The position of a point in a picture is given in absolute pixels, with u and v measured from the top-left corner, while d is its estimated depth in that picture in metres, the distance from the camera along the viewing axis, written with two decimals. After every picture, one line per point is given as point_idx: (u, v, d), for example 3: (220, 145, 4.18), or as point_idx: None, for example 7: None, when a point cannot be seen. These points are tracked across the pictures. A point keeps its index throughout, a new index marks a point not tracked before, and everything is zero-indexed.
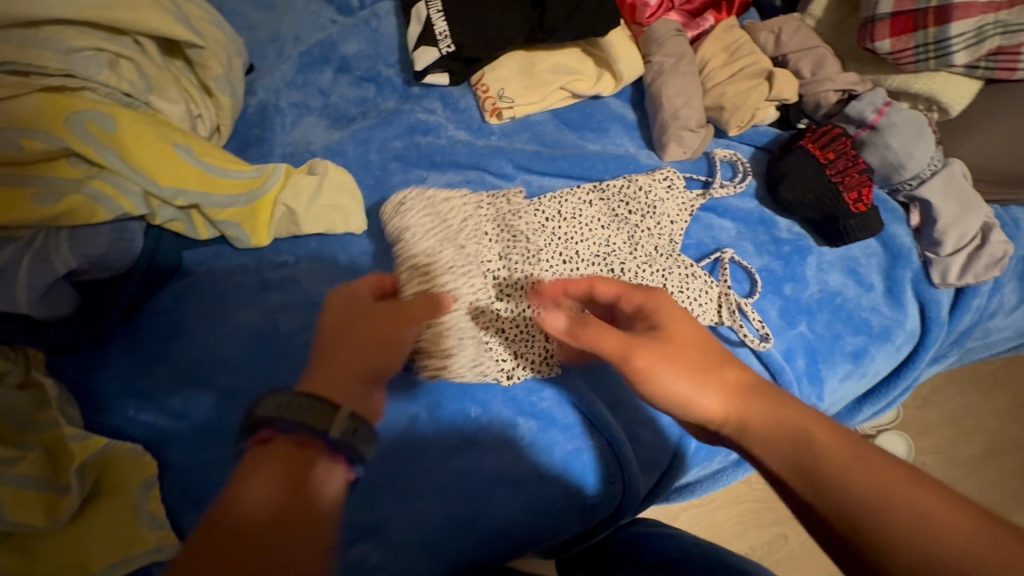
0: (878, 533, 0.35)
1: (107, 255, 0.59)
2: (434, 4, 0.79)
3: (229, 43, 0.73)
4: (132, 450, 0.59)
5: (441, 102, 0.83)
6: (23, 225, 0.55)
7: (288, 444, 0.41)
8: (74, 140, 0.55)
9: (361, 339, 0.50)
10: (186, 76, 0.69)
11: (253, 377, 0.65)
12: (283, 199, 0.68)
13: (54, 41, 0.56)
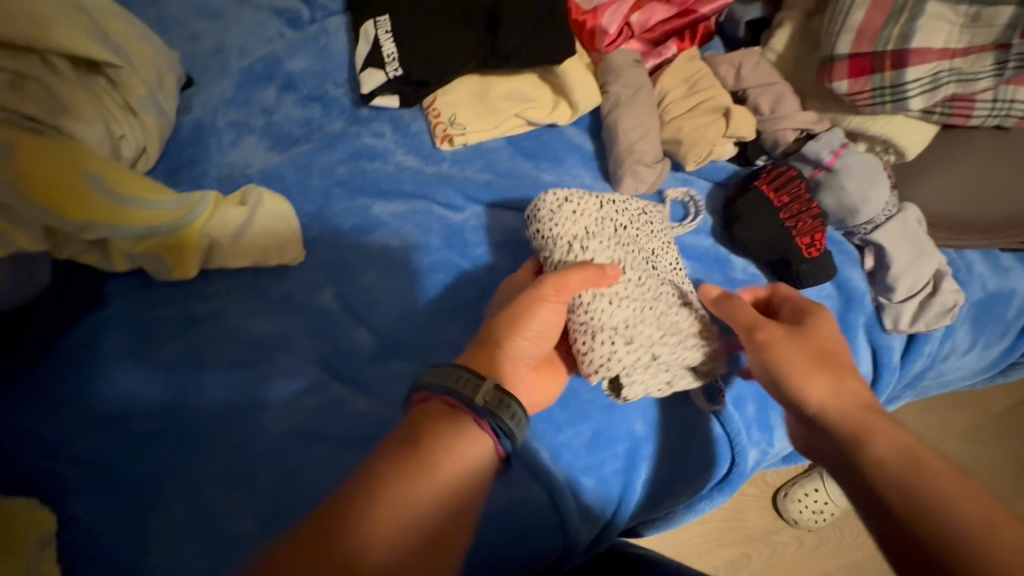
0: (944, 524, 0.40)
1: (6, 291, 0.54)
2: (384, 24, 0.77)
3: (158, 58, 0.69)
4: (28, 504, 0.54)
5: (391, 125, 0.80)
6: None
7: (440, 406, 0.49)
8: None
9: (489, 340, 0.54)
10: (107, 94, 0.64)
11: (173, 419, 0.61)
12: (209, 230, 0.64)
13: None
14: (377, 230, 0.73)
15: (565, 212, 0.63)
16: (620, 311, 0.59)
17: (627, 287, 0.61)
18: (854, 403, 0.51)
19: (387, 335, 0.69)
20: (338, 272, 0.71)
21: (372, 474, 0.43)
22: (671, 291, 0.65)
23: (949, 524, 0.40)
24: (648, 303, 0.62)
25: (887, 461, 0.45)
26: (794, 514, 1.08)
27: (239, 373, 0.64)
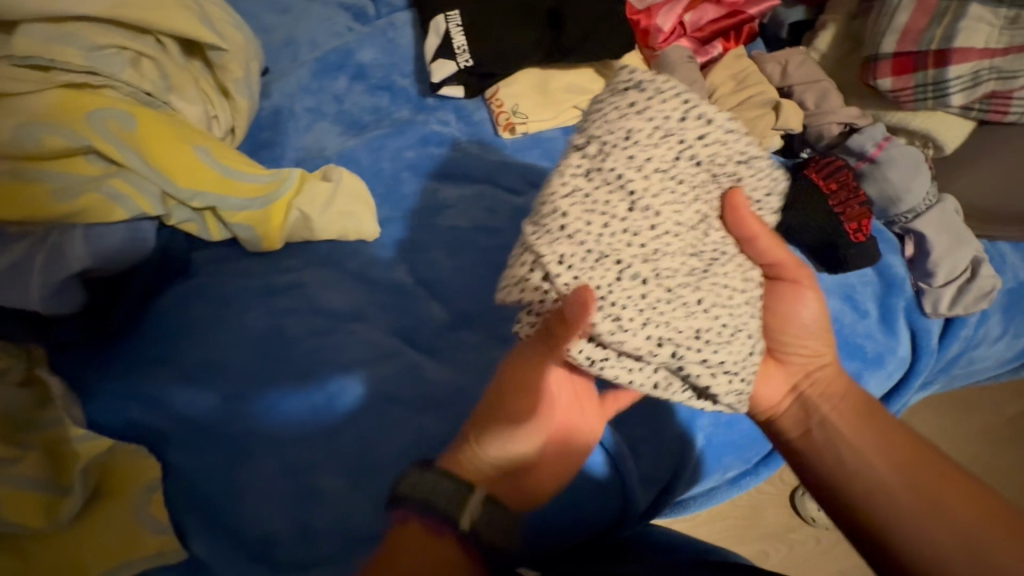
0: (906, 541, 0.48)
1: (120, 254, 0.58)
2: (454, 19, 0.81)
3: (247, 45, 0.74)
4: (136, 453, 0.58)
5: (454, 114, 0.84)
6: (37, 219, 0.54)
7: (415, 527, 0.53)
8: (96, 138, 0.55)
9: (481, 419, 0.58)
10: (204, 77, 0.69)
11: (260, 380, 0.65)
12: (298, 204, 0.68)
13: (79, 40, 0.56)
14: (444, 212, 0.78)
15: (621, 104, 0.47)
16: (572, 243, 0.46)
17: (619, 219, 0.47)
18: (839, 396, 0.57)
19: (454, 309, 0.72)
20: (408, 250, 0.75)
21: (378, 565, 0.51)
22: (699, 253, 0.50)
23: (869, 490, 0.51)
24: (635, 258, 0.47)
25: (824, 441, 0.55)
26: (810, 511, 1.11)
27: (319, 340, 0.68)
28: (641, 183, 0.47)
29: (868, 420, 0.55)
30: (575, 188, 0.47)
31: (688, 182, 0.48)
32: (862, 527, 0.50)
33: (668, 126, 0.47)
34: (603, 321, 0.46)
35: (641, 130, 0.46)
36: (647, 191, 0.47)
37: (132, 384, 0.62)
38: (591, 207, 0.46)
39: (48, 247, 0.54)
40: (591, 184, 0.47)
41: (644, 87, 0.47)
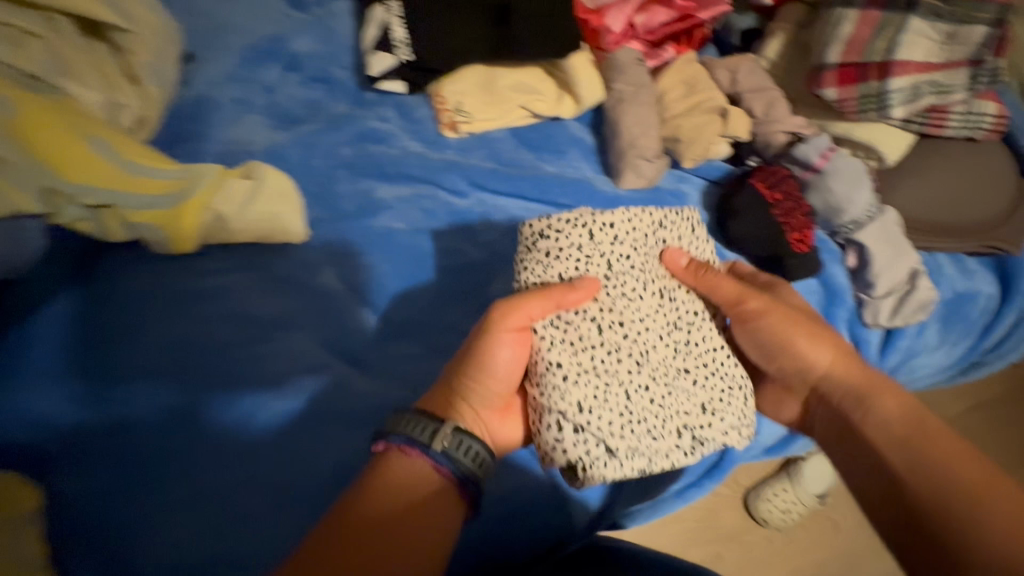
0: (938, 506, 0.43)
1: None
2: (394, 9, 0.77)
3: (162, 28, 0.68)
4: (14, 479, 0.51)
5: (396, 110, 0.80)
6: None
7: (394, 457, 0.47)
8: None
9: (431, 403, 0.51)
10: (106, 60, 0.63)
11: (167, 395, 0.59)
12: (213, 203, 0.63)
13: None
14: (381, 213, 0.73)
15: (574, 234, 0.55)
16: (570, 353, 0.52)
17: (587, 353, 0.52)
18: (886, 402, 0.51)
19: (388, 317, 0.68)
20: (340, 254, 0.70)
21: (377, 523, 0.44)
22: (669, 340, 0.55)
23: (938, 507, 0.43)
24: (611, 372, 0.52)
25: (868, 424, 0.51)
26: (763, 514, 1.10)
27: (237, 350, 0.63)
28: (614, 321, 0.54)
29: (914, 412, 0.50)
30: (563, 352, 0.51)
31: (631, 273, 0.56)
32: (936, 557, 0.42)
33: (603, 227, 0.55)
34: (586, 450, 0.49)
35: (593, 255, 0.55)
36: (623, 314, 0.54)
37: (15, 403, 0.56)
38: (577, 349, 0.52)
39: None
40: (553, 335, 0.52)
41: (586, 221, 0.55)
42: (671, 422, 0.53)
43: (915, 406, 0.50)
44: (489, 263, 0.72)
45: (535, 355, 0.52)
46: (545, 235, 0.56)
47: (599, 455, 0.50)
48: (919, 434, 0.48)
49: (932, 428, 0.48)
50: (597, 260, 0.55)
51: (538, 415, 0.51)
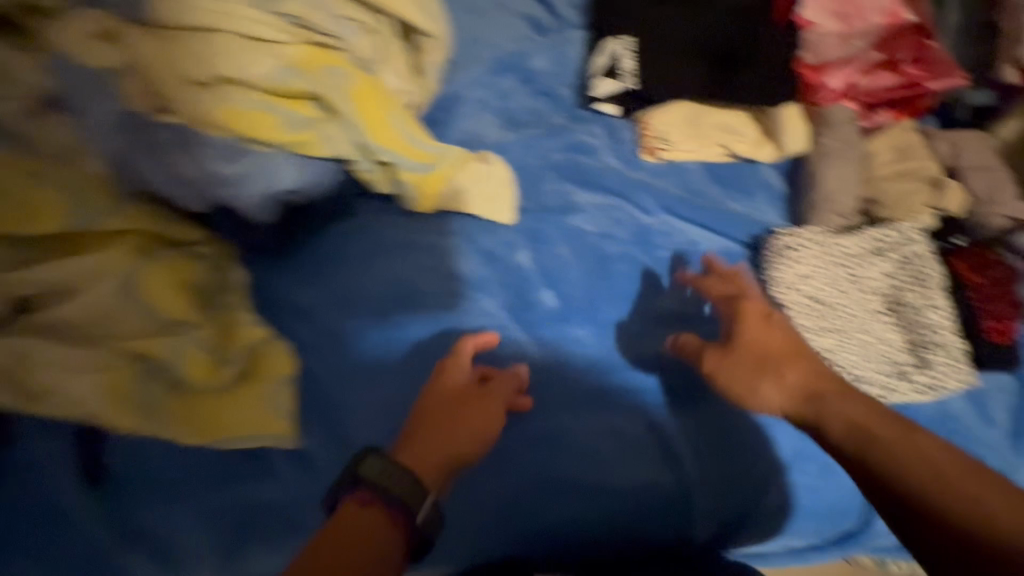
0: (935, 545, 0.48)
1: (313, 183, 0.70)
2: (627, 43, 0.87)
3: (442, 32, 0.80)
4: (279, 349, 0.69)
5: (604, 130, 0.90)
6: (263, 142, 0.64)
7: (360, 510, 0.52)
8: (325, 89, 0.66)
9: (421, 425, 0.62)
10: (403, 53, 0.78)
11: (388, 322, 0.74)
12: (454, 181, 0.78)
13: (325, 6, 0.67)
14: (575, 214, 0.83)
15: (787, 263, 0.75)
16: (817, 337, 0.73)
17: (833, 317, 0.74)
18: (786, 376, 0.62)
19: (563, 304, 0.78)
20: (535, 241, 0.82)
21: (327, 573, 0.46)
22: (878, 279, 0.76)
23: (913, 487, 0.50)
24: (841, 315, 0.74)
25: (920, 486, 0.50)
26: None
27: (444, 299, 0.77)
28: (829, 276, 0.75)
29: (975, 476, 0.50)
30: (796, 296, 0.74)
31: (847, 246, 0.76)
32: (935, 534, 0.48)
33: (825, 243, 0.76)
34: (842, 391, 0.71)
35: (819, 272, 0.75)
36: (820, 268, 0.75)
37: (286, 297, 0.74)
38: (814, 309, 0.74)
39: (263, 166, 0.64)
40: (829, 271, 0.75)
41: (797, 248, 0.76)
42: (885, 360, 0.73)
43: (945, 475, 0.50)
44: (662, 277, 0.79)
45: None
46: (789, 250, 0.76)
47: (832, 351, 0.72)
48: (883, 449, 0.53)
49: (948, 466, 0.51)
50: (824, 244, 0.76)
51: None
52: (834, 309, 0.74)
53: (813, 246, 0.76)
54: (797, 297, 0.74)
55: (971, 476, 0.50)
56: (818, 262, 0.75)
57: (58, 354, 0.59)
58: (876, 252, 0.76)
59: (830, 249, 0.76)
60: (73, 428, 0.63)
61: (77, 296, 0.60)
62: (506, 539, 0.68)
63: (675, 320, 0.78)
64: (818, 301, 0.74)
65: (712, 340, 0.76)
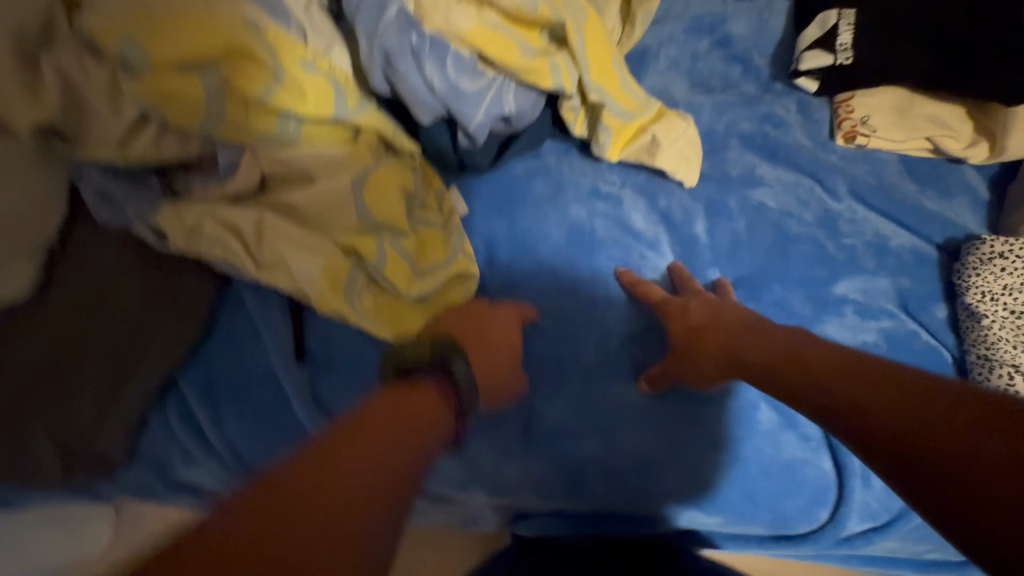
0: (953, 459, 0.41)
1: (527, 112, 0.72)
2: (847, 17, 0.82)
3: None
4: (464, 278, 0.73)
5: (797, 106, 0.87)
6: (502, 63, 0.67)
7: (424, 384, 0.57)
8: (566, 20, 0.68)
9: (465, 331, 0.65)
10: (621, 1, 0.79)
11: (565, 260, 0.77)
12: (653, 128, 0.77)
13: None
14: (758, 187, 0.81)
15: (993, 268, 0.72)
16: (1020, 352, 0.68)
17: None
18: (708, 345, 0.68)
19: (733, 273, 0.78)
20: (714, 208, 0.80)
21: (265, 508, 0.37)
22: None
23: (890, 420, 0.46)
24: None
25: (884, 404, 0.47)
26: None
27: (619, 248, 0.78)
28: None
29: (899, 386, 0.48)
30: (994, 305, 0.71)
31: None
32: (934, 448, 0.42)
33: None
34: None
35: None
36: None
37: (473, 222, 0.77)
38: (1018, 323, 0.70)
39: (495, 88, 0.67)
40: None
41: (1008, 256, 0.71)
42: None
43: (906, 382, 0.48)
44: (843, 264, 0.77)
45: (978, 351, 0.70)
46: (996, 257, 0.72)
47: None
48: (848, 390, 0.51)
49: (861, 384, 0.51)
50: None
51: (988, 367, 0.69)
52: None
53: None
54: (995, 307, 0.71)
55: (844, 377, 0.52)
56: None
57: (292, 234, 0.63)
58: None
59: None
60: (286, 301, 0.69)
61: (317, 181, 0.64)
62: (651, 484, 0.71)
63: (851, 310, 0.75)
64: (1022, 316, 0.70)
65: (890, 337, 0.73)
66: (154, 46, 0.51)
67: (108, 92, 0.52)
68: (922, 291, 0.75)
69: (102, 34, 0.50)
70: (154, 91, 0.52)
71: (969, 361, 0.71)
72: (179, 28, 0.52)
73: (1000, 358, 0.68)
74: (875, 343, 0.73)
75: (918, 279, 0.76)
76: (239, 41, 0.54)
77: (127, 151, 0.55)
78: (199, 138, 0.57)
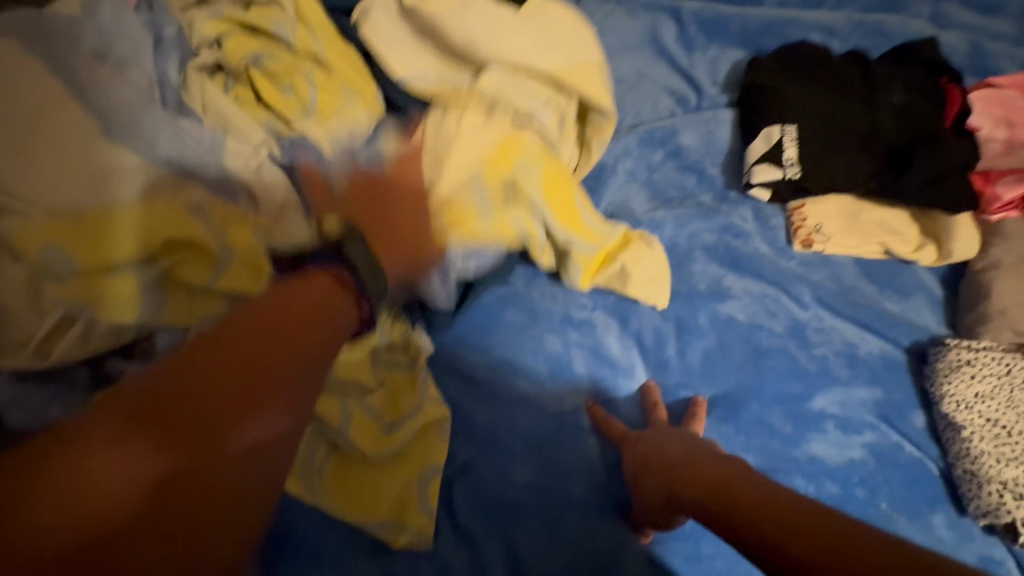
0: None
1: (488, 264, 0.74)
2: (789, 132, 0.86)
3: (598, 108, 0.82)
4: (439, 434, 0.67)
5: (753, 214, 0.89)
6: (458, 232, 0.68)
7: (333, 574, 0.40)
8: (518, 176, 0.69)
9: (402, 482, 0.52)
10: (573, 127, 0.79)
11: (540, 393, 0.73)
12: (623, 259, 0.76)
13: (520, 85, 0.75)
14: (727, 300, 0.82)
15: (962, 374, 0.73)
16: (1001, 464, 0.68)
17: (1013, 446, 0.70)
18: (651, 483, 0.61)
19: (710, 393, 0.76)
20: (684, 324, 0.79)
21: None
22: None
23: None
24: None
25: None
26: None
27: (596, 375, 0.76)
28: (1006, 399, 0.72)
29: None
30: (970, 413, 0.71)
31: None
32: None
33: (1000, 363, 0.74)
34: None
35: (998, 393, 0.72)
36: (996, 391, 0.73)
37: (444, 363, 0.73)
38: (995, 433, 0.71)
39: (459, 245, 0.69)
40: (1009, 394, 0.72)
41: (971, 362, 0.74)
42: None
43: None
44: (817, 377, 0.76)
45: (962, 463, 0.70)
46: (963, 364, 0.74)
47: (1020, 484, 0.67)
48: None
49: None
50: (998, 366, 0.74)
51: (975, 481, 0.68)
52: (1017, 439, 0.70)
53: (987, 363, 0.74)
54: (971, 414, 0.71)
55: None
56: (993, 382, 0.73)
57: None
58: None
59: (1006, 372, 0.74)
60: None
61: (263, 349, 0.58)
62: None
63: (832, 425, 0.73)
64: (997, 424, 0.71)
65: (875, 451, 0.72)
66: (88, 253, 0.49)
67: (27, 295, 0.48)
68: (899, 399, 0.75)
69: (29, 242, 0.48)
70: (83, 293, 0.49)
71: (955, 472, 0.70)
72: (113, 235, 0.50)
73: (985, 470, 0.68)
74: (861, 459, 0.71)
75: (893, 387, 0.76)
76: (186, 239, 0.53)
77: (49, 355, 0.49)
78: (130, 332, 0.52)
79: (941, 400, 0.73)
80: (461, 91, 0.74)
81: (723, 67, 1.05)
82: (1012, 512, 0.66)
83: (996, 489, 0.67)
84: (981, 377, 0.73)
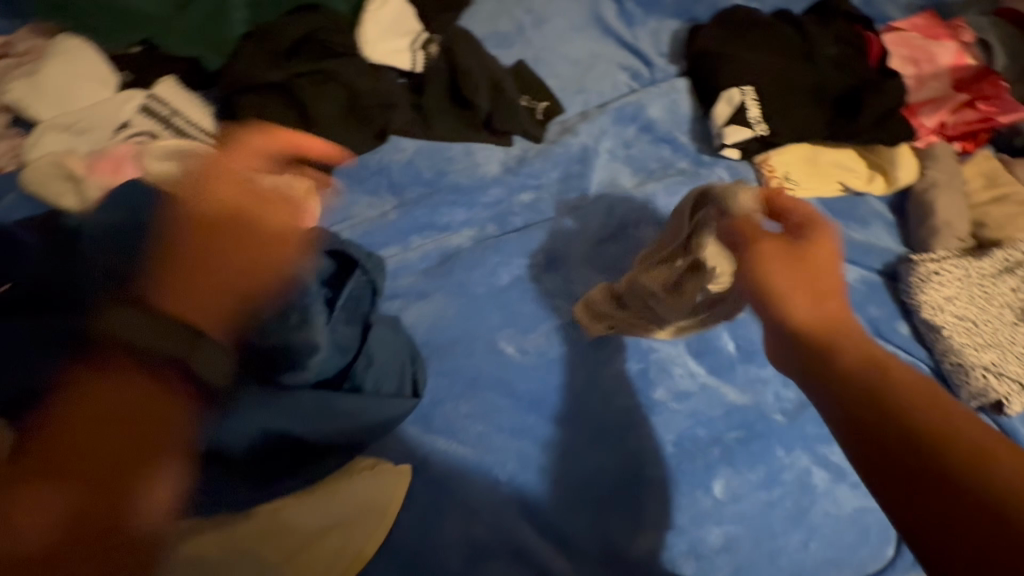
0: (893, 462, 0.36)
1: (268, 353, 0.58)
2: (749, 93, 0.93)
3: (528, 83, 0.97)
4: (386, 472, 0.61)
5: (728, 173, 0.95)
6: None
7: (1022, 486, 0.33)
8: None
9: (893, 466, 0.36)
10: (473, 119, 0.90)
11: (584, 378, 0.74)
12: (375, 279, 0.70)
13: (367, 71, 0.85)
14: None
15: (936, 287, 0.83)
16: (981, 352, 0.79)
17: (985, 336, 0.81)
18: (797, 300, 0.46)
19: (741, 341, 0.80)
20: None
21: (901, 463, 0.36)
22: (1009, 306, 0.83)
23: (905, 460, 0.36)
24: (995, 338, 0.80)
25: (874, 426, 0.38)
26: None
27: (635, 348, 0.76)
28: (972, 299, 0.82)
29: (894, 433, 0.37)
30: (949, 317, 0.81)
31: (985, 278, 0.84)
32: (894, 471, 0.36)
33: (959, 265, 0.84)
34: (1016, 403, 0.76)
35: (964, 293, 0.83)
36: (960, 296, 0.82)
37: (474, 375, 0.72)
38: (972, 329, 0.81)
39: None
40: (967, 295, 0.83)
41: (939, 272, 0.83)
42: None
43: (902, 428, 0.37)
44: None
45: (939, 358, 0.81)
46: (937, 272, 0.83)
47: (996, 367, 0.78)
48: (889, 393, 0.39)
49: (906, 389, 0.39)
50: (970, 276, 0.83)
51: (962, 370, 0.78)
52: (989, 335, 0.80)
53: (952, 268, 0.84)
54: (948, 317, 0.81)
55: (894, 393, 0.39)
56: (955, 285, 0.83)
57: None
58: (1002, 280, 0.84)
59: (970, 273, 0.84)
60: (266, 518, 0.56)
61: (317, 497, 0.58)
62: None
63: None
64: (966, 322, 0.81)
65: None
66: None
67: None
68: (885, 314, 0.85)
69: None
70: None
71: (940, 371, 0.81)
72: None
73: (970, 360, 0.78)
74: None
75: (879, 304, 0.86)
76: None
77: None
78: None
79: (923, 312, 0.82)
80: (303, 71, 0.82)
81: (665, 37, 1.10)
82: (996, 390, 0.76)
83: (980, 388, 0.77)
84: (948, 283, 0.83)
